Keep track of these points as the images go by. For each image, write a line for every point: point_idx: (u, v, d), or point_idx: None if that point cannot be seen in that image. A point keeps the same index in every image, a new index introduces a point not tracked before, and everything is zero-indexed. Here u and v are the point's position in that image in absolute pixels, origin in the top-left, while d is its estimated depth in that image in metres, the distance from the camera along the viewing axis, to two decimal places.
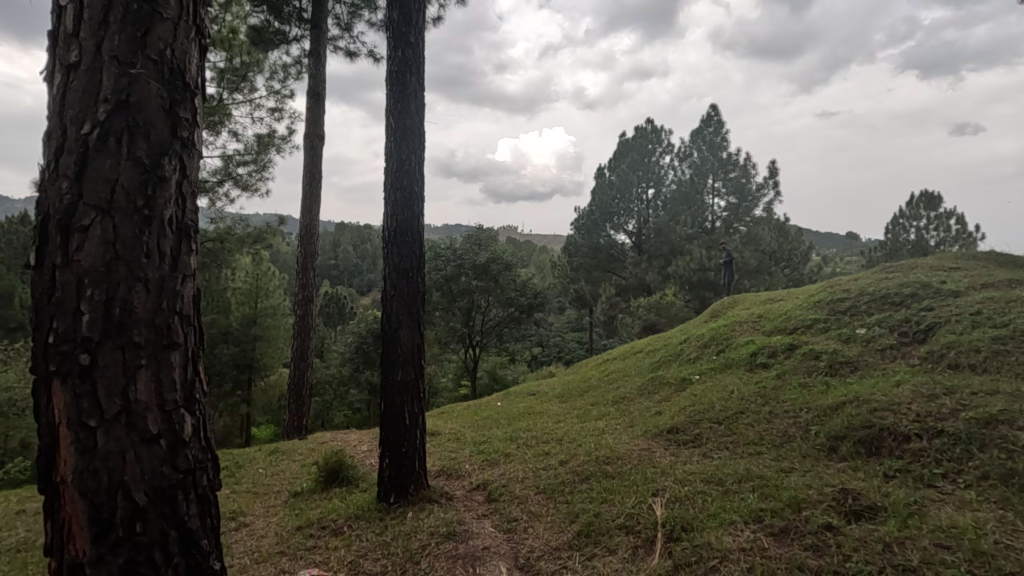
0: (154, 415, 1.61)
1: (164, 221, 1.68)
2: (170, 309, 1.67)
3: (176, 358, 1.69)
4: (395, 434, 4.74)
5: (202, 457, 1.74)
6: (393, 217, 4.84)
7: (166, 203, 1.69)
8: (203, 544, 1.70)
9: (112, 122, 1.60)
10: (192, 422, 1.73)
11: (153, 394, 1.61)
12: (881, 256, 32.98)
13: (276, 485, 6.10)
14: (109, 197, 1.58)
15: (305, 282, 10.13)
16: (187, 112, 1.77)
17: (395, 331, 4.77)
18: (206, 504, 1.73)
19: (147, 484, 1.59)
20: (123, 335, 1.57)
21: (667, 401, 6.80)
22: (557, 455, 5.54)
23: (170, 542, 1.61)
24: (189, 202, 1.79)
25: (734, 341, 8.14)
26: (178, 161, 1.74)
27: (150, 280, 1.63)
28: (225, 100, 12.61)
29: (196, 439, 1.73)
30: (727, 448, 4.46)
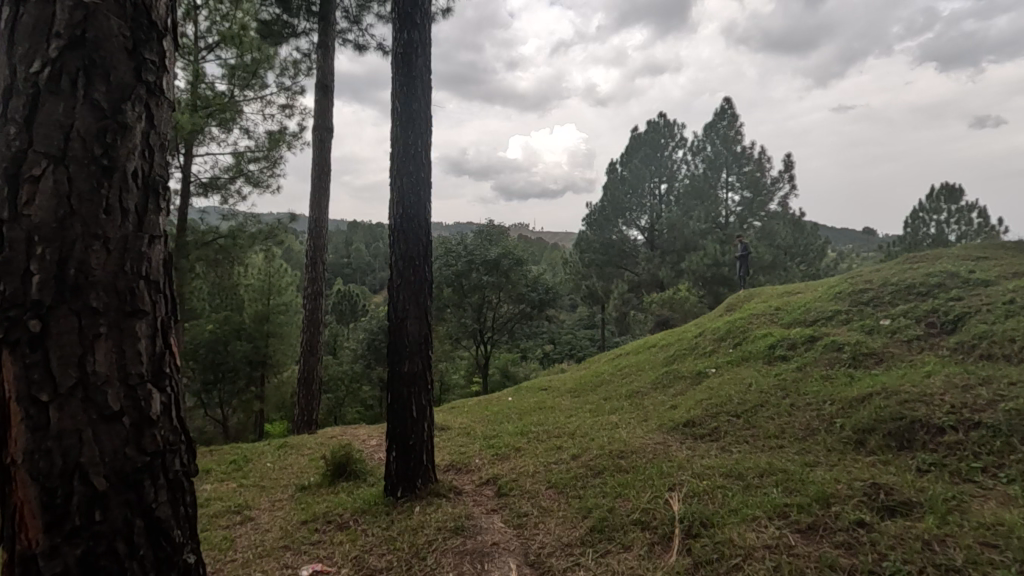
0: (116, 391, 1.50)
1: (126, 174, 1.57)
2: (134, 273, 1.56)
3: (142, 328, 1.58)
4: (402, 427, 4.61)
5: (172, 440, 1.65)
6: (398, 203, 4.72)
7: (128, 155, 1.58)
8: (173, 535, 1.60)
9: (66, 61, 1.48)
10: (161, 399, 1.62)
11: (114, 366, 1.50)
12: (900, 250, 32.37)
13: (284, 479, 6.02)
14: (62, 145, 1.47)
15: (314, 277, 10.04)
16: (153, 54, 1.66)
17: (401, 322, 4.64)
18: (177, 491, 1.64)
19: (107, 467, 1.47)
20: (78, 299, 1.45)
21: (683, 395, 6.60)
22: (569, 449, 5.38)
23: (134, 532, 1.50)
24: (156, 154, 1.69)
25: (751, 333, 7.92)
26: (143, 108, 1.63)
27: (111, 239, 1.52)
28: (235, 96, 12.60)
29: (165, 419, 1.63)
30: (747, 442, 4.27)
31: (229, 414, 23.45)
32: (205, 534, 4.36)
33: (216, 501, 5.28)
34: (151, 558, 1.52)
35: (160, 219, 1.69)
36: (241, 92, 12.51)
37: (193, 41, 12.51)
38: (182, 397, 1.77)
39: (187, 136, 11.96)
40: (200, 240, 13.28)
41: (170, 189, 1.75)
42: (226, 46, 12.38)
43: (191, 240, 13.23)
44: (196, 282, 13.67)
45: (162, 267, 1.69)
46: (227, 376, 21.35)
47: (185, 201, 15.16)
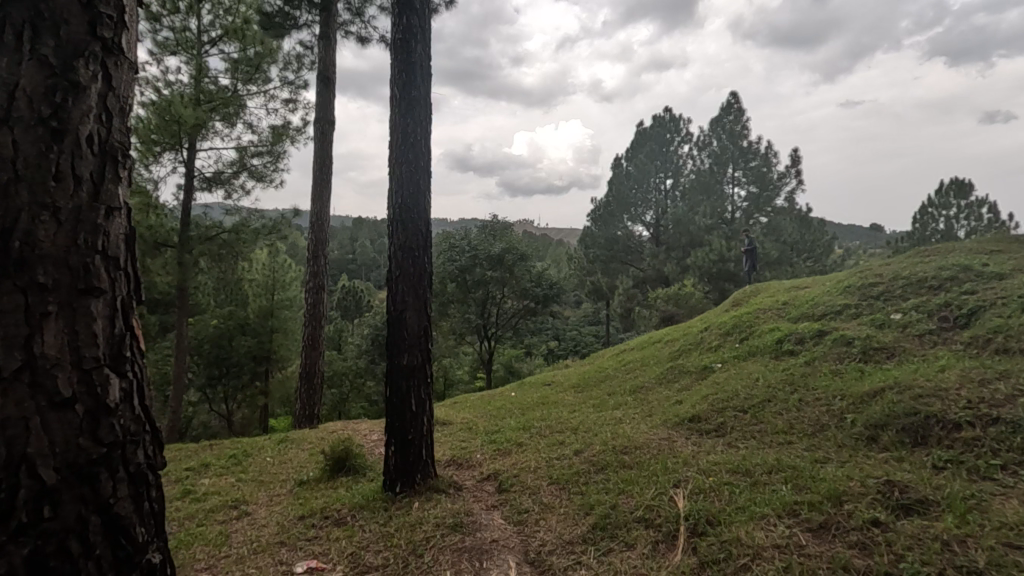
0: (66, 375, 1.49)
1: (80, 137, 1.59)
2: (86, 247, 1.57)
3: (95, 307, 1.58)
4: (400, 421, 4.52)
5: (131, 432, 1.65)
6: (398, 192, 4.61)
7: (81, 117, 1.59)
8: (133, 532, 1.60)
9: (13, 15, 1.51)
10: (118, 387, 1.63)
11: (65, 349, 1.50)
12: (909, 246, 32.05)
13: (283, 474, 5.94)
14: (7, 105, 1.47)
15: (316, 271, 9.97)
16: (109, 9, 1.68)
17: (400, 314, 4.54)
18: (139, 485, 1.64)
19: (58, 460, 1.46)
20: (24, 274, 1.44)
21: (688, 390, 6.48)
22: (572, 445, 5.27)
23: (89, 530, 1.49)
24: (114, 117, 1.70)
25: (758, 328, 7.78)
26: (98, 66, 1.65)
27: (61, 209, 1.52)
28: (239, 91, 12.54)
29: (123, 409, 1.63)
30: (754, 438, 4.15)
31: (234, 409, 23.53)
32: (201, 529, 4.28)
33: (213, 495, 5.21)
34: (107, 550, 1.52)
35: (119, 190, 1.70)
36: (245, 86, 12.45)
37: (195, 35, 12.37)
38: (144, 378, 1.77)
39: (190, 131, 11.93)
40: (203, 235, 13.37)
41: (130, 155, 1.77)
42: (229, 40, 12.31)
43: (194, 235, 13.30)
44: (199, 277, 13.68)
45: (121, 242, 1.70)
46: (232, 371, 21.42)
47: (189, 196, 15.15)
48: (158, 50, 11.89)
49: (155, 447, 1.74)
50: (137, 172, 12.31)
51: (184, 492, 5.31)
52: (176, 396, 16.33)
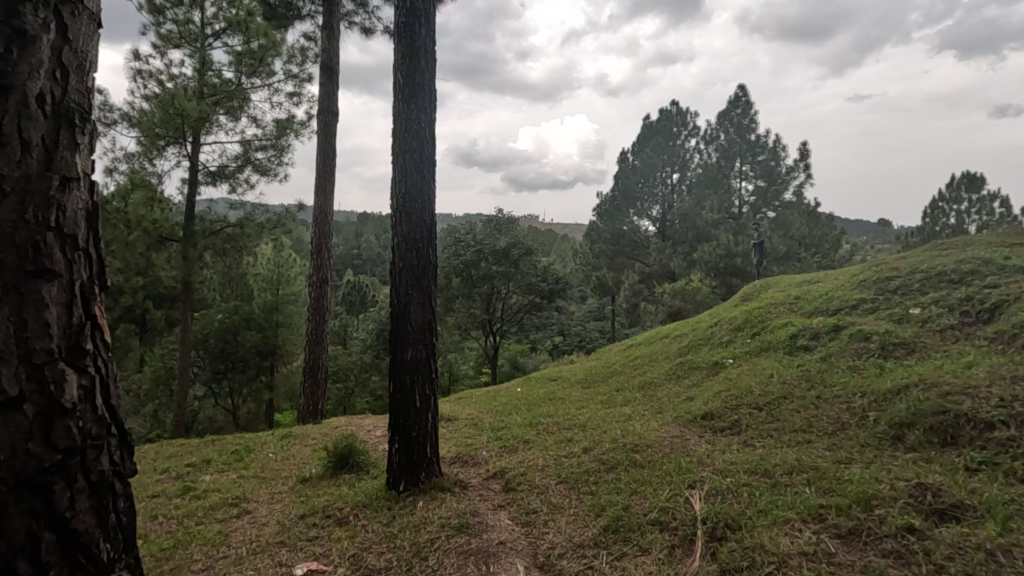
0: (16, 370, 1.38)
1: (29, 96, 1.48)
2: (37, 225, 1.46)
3: (49, 291, 1.47)
4: (404, 417, 4.39)
5: (93, 436, 1.55)
6: (401, 181, 4.46)
7: (31, 76, 1.49)
8: (92, 548, 1.50)
9: None
10: (78, 384, 1.52)
11: (13, 339, 1.38)
12: (919, 241, 31.64)
13: (285, 470, 5.84)
14: None
15: (319, 265, 9.86)
16: None
17: (404, 308, 4.40)
18: (99, 495, 1.55)
19: (5, 467, 1.34)
20: None
21: (699, 386, 6.32)
22: (581, 442, 5.13)
23: (43, 545, 1.39)
24: (71, 78, 1.60)
25: (770, 323, 7.61)
26: (48, 16, 1.55)
27: (8, 179, 1.42)
28: (243, 84, 12.38)
29: (82, 408, 1.53)
30: (772, 436, 4.00)
31: (239, 404, 23.56)
32: (200, 528, 4.18)
33: (214, 493, 5.11)
34: (63, 566, 1.42)
35: (77, 157, 1.60)
36: (249, 79, 12.31)
37: (198, 28, 12.24)
38: (110, 368, 1.68)
39: (194, 124, 11.85)
40: (208, 229, 13.33)
41: (93, 117, 1.67)
42: (232, 33, 12.19)
43: (199, 229, 13.26)
44: (204, 271, 13.61)
45: (80, 217, 1.60)
46: (237, 365, 21.43)
47: (194, 190, 15.06)
48: (161, 43, 11.78)
49: (120, 450, 1.66)
50: (142, 166, 12.27)
51: (185, 488, 5.22)
52: (182, 391, 16.33)
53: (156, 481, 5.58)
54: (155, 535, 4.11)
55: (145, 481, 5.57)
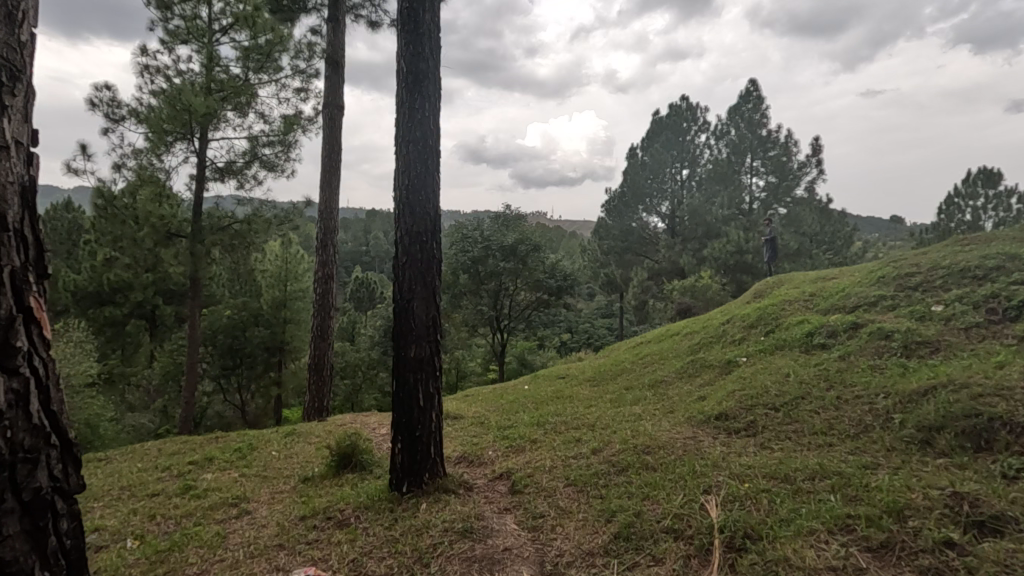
0: None
1: None
2: None
3: None
4: (408, 417, 4.25)
5: (28, 448, 1.62)
6: (404, 173, 4.31)
7: None
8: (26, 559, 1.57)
9: None
10: (10, 389, 1.59)
11: None
12: (933, 238, 31.10)
13: (288, 469, 5.73)
14: None
15: (325, 260, 9.75)
16: None
17: (408, 304, 4.26)
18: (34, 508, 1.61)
19: None
20: None
21: (712, 385, 6.14)
22: (589, 443, 4.98)
23: None
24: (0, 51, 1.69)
25: (784, 320, 7.39)
26: None
27: None
28: (250, 80, 12.29)
29: (14, 414, 1.59)
30: (790, 439, 3.82)
31: (247, 399, 23.60)
32: (198, 529, 4.07)
33: (215, 491, 5.01)
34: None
35: (5, 123, 1.70)
36: (256, 75, 12.22)
37: (205, 23, 12.17)
38: (45, 363, 1.75)
39: (201, 119, 11.75)
40: (215, 225, 13.23)
41: (27, 72, 1.79)
42: (239, 28, 12.13)
43: (206, 225, 13.21)
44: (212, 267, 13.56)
45: (12, 193, 1.69)
46: (245, 361, 21.45)
47: (202, 186, 15.03)
48: (168, 38, 11.70)
49: (60, 461, 1.73)
50: (148, 163, 12.07)
51: (186, 487, 5.11)
52: (190, 387, 16.32)
53: (158, 479, 5.48)
54: (153, 536, 4.01)
55: (147, 479, 5.48)
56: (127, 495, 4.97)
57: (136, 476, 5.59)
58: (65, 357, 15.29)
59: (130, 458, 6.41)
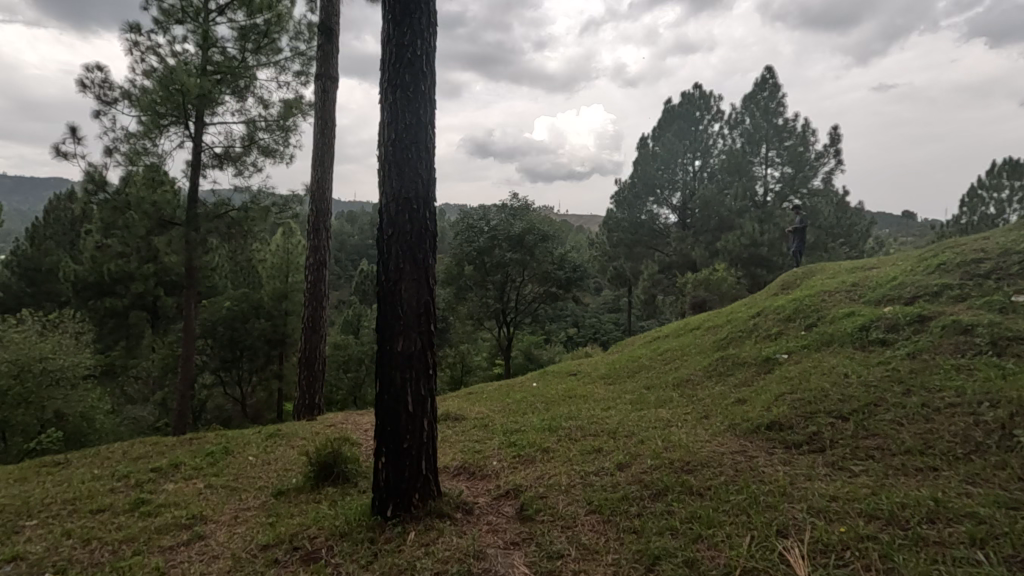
0: None
1: None
2: None
3: None
4: (394, 425, 3.47)
5: None
6: (390, 125, 3.52)
7: None
8: None
9: None
10: None
11: None
12: (955, 233, 30.01)
13: (262, 479, 4.97)
14: None
15: (317, 245, 9.00)
16: None
17: (395, 287, 3.48)
18: None
19: None
20: None
21: (751, 386, 5.32)
22: (612, 455, 4.19)
23: None
24: None
25: (827, 313, 6.55)
26: None
27: None
28: (249, 63, 11.49)
29: None
30: (873, 459, 3.02)
31: (247, 393, 22.99)
32: (133, 562, 3.29)
33: (173, 507, 4.26)
34: None
35: None
36: (255, 58, 11.42)
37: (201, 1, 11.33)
38: None
39: (195, 102, 11.00)
40: (212, 212, 12.42)
41: None
42: (235, 6, 11.33)
43: (201, 213, 12.35)
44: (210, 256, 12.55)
45: None
46: (245, 354, 20.77)
47: (198, 171, 14.29)
48: (161, 17, 10.83)
49: None
50: (142, 146, 11.41)
51: (137, 502, 4.35)
52: (187, 380, 15.57)
53: (109, 491, 4.72)
54: (79, 569, 3.26)
55: (96, 491, 4.72)
56: (66, 513, 4.22)
57: (85, 487, 4.85)
58: (54, 351, 13.73)
59: (89, 463, 5.68)
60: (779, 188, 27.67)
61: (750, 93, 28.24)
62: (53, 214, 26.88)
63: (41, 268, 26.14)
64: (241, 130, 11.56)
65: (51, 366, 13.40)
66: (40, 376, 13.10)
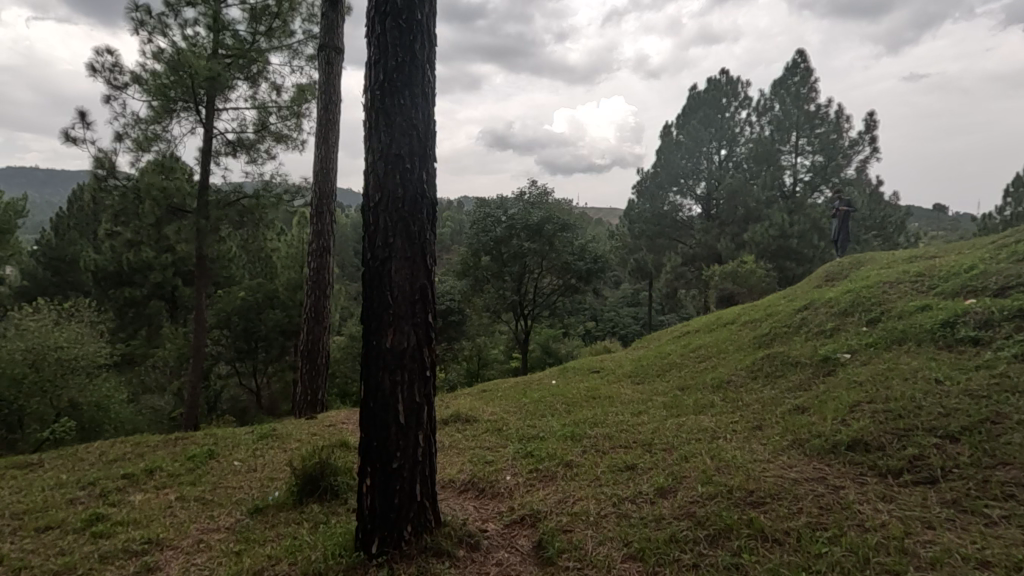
0: None
1: None
2: None
3: None
4: (380, 440, 2.79)
5: None
6: (378, 65, 2.81)
7: None
8: None
9: None
10: None
11: None
12: (998, 225, 28.33)
13: (241, 491, 4.33)
14: None
15: (321, 231, 8.39)
16: None
17: (382, 267, 2.77)
18: None
19: None
20: None
21: (810, 391, 4.55)
22: (650, 475, 3.47)
23: None
24: None
25: (893, 306, 5.68)
26: None
27: None
28: (259, 45, 10.83)
29: None
30: (1017, 503, 2.30)
31: (262, 385, 22.63)
32: None
33: (131, 527, 3.63)
34: None
35: None
36: (265, 39, 10.76)
37: None
38: None
39: (205, 86, 10.40)
40: (222, 200, 11.79)
41: None
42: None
43: (212, 201, 11.78)
44: (221, 245, 12.11)
45: None
46: (260, 345, 20.35)
47: (209, 156, 13.74)
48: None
49: None
50: (152, 132, 10.84)
51: (92, 518, 3.74)
52: (200, 371, 15.12)
53: (67, 503, 4.13)
54: None
55: (52, 502, 4.14)
56: (10, 531, 3.64)
57: (42, 497, 4.26)
58: (70, 340, 12.84)
59: (61, 465, 5.13)
60: (809, 178, 26.18)
61: (780, 78, 26.82)
62: (75, 205, 26.90)
63: (64, 258, 26.18)
64: (252, 117, 10.92)
65: (66, 356, 12.53)
66: (54, 367, 12.29)
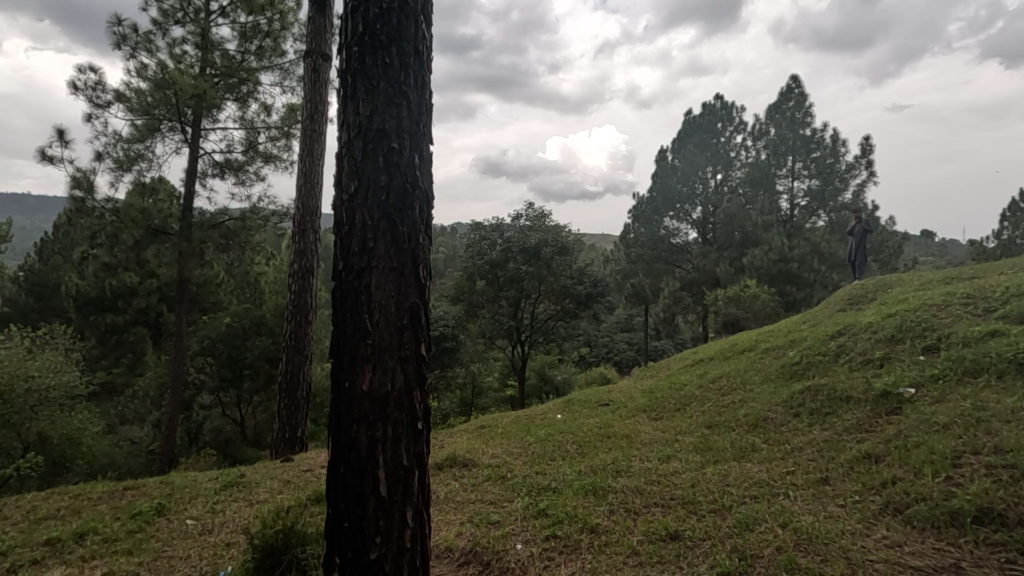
0: None
1: None
2: None
3: None
4: (353, 519, 2.02)
5: None
6: (356, 14, 2.13)
7: None
8: None
9: None
10: None
11: None
12: (996, 250, 28.00)
13: (188, 563, 3.49)
14: None
15: (303, 251, 7.67)
16: None
17: (359, 280, 2.05)
18: None
19: None
20: None
21: (878, 435, 3.80)
22: (709, 548, 2.72)
23: None
24: None
25: (950, 333, 5.01)
26: None
27: None
28: (248, 62, 10.21)
29: None
30: None
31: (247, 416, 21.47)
32: None
33: None
34: None
35: None
36: (256, 56, 10.16)
37: None
38: None
39: (192, 104, 9.75)
40: (206, 221, 11.08)
41: None
42: (236, 4, 10.17)
43: (196, 221, 11.07)
44: (205, 268, 11.34)
45: None
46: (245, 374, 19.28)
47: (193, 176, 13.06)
48: (157, 16, 9.64)
49: None
50: (134, 151, 10.13)
51: None
52: (178, 402, 14.07)
53: None
54: None
55: None
56: None
57: None
58: (42, 369, 11.82)
59: None
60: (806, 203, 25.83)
61: (775, 102, 26.76)
62: None
63: (47, 283, 25.25)
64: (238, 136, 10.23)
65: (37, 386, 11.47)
66: (23, 399, 11.15)
